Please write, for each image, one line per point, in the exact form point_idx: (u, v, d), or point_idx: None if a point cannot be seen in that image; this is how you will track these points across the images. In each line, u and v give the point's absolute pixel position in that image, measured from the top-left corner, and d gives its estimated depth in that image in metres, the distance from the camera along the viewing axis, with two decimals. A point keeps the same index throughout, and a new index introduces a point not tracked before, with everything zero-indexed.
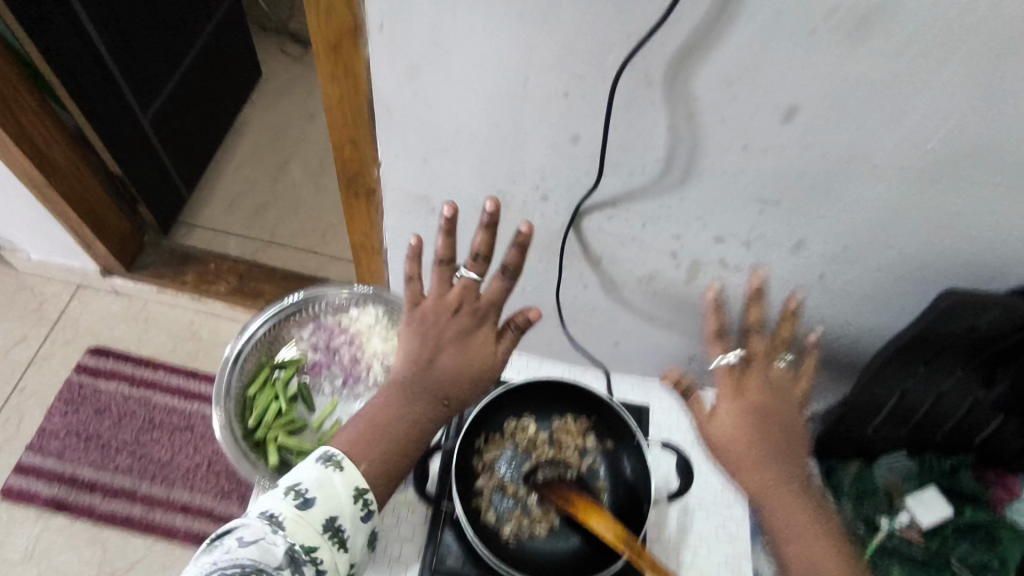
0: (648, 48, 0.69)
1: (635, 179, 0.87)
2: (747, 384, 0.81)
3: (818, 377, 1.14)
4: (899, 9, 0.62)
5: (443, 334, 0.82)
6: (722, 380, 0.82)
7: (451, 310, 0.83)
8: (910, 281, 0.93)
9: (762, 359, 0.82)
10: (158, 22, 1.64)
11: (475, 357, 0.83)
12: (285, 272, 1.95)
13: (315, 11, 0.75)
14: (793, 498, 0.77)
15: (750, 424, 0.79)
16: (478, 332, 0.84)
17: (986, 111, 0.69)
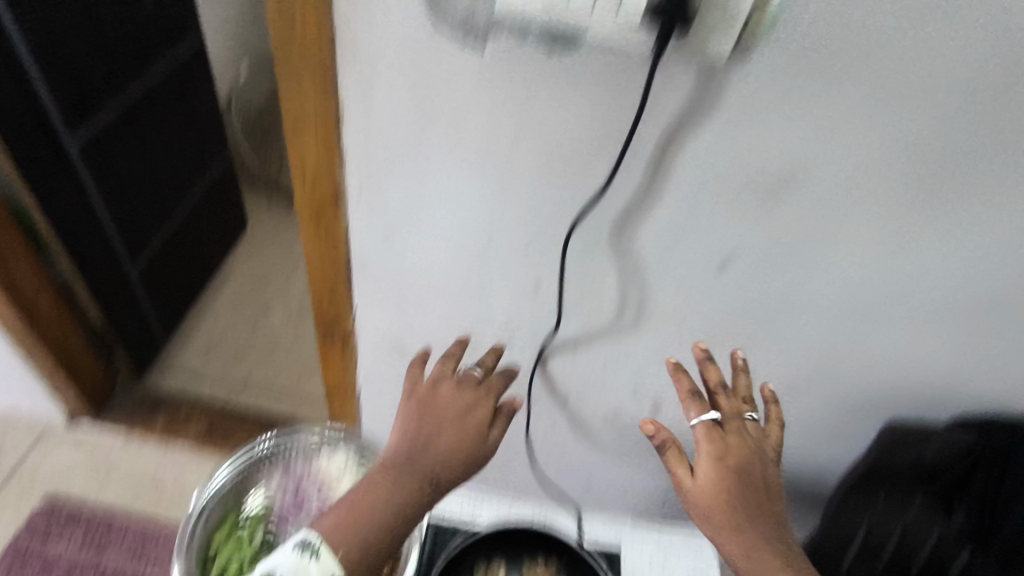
0: (593, 213, 0.79)
1: (593, 322, 0.94)
2: (729, 445, 0.70)
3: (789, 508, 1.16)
4: (799, 183, 0.73)
5: (441, 408, 0.76)
6: (701, 438, 0.71)
7: (450, 389, 0.77)
8: (858, 411, 1.00)
9: (735, 417, 0.73)
10: (157, 181, 1.77)
11: (475, 438, 0.74)
12: (259, 415, 1.94)
13: (302, 184, 0.86)
14: (781, 572, 0.67)
15: (733, 489, 0.68)
16: (477, 410, 0.76)
17: (891, 262, 0.79)
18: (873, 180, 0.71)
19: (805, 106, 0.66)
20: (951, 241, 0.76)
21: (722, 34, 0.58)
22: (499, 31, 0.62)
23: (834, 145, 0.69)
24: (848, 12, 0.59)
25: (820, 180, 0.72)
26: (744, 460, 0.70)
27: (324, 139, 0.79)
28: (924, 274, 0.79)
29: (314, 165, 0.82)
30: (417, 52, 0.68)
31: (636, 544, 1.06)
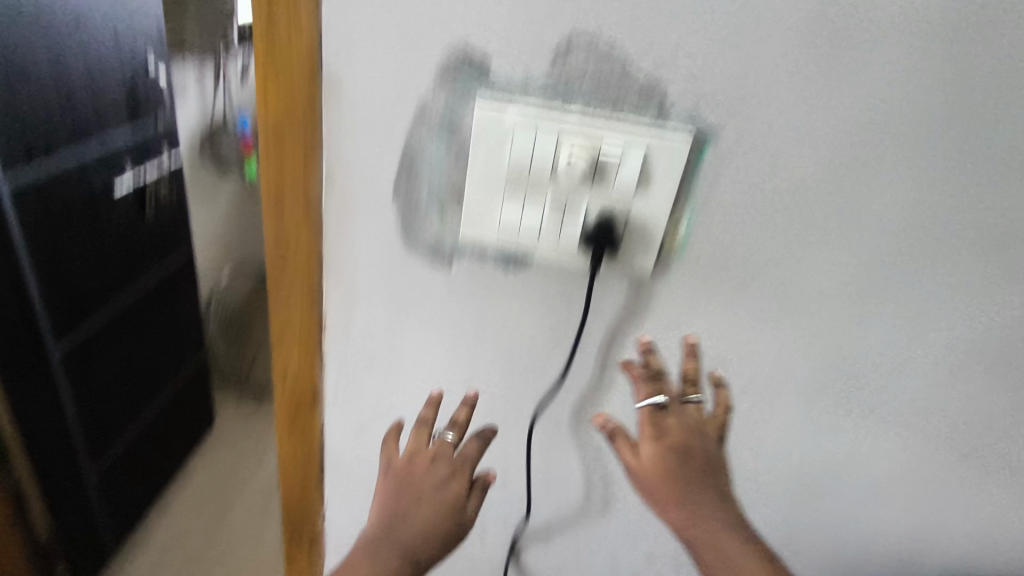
0: (552, 406, 0.87)
1: (562, 509, 0.96)
2: (668, 426, 0.73)
3: None
4: (729, 374, 0.82)
5: (416, 479, 0.72)
6: (643, 420, 0.74)
7: (427, 461, 0.74)
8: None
9: (678, 400, 0.76)
10: (132, 384, 1.82)
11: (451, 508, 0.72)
12: None
13: (281, 390, 0.91)
14: (735, 547, 0.67)
15: (674, 469, 0.70)
16: (455, 481, 0.74)
17: (824, 439, 0.87)
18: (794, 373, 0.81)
19: (721, 312, 0.77)
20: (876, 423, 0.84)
21: (641, 257, 0.72)
22: (462, 255, 0.76)
23: (756, 343, 0.79)
24: (742, 244, 0.72)
25: (749, 371, 0.82)
26: (683, 438, 0.73)
27: (307, 348, 0.87)
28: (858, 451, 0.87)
29: (295, 370, 0.89)
30: (394, 276, 0.79)
31: None
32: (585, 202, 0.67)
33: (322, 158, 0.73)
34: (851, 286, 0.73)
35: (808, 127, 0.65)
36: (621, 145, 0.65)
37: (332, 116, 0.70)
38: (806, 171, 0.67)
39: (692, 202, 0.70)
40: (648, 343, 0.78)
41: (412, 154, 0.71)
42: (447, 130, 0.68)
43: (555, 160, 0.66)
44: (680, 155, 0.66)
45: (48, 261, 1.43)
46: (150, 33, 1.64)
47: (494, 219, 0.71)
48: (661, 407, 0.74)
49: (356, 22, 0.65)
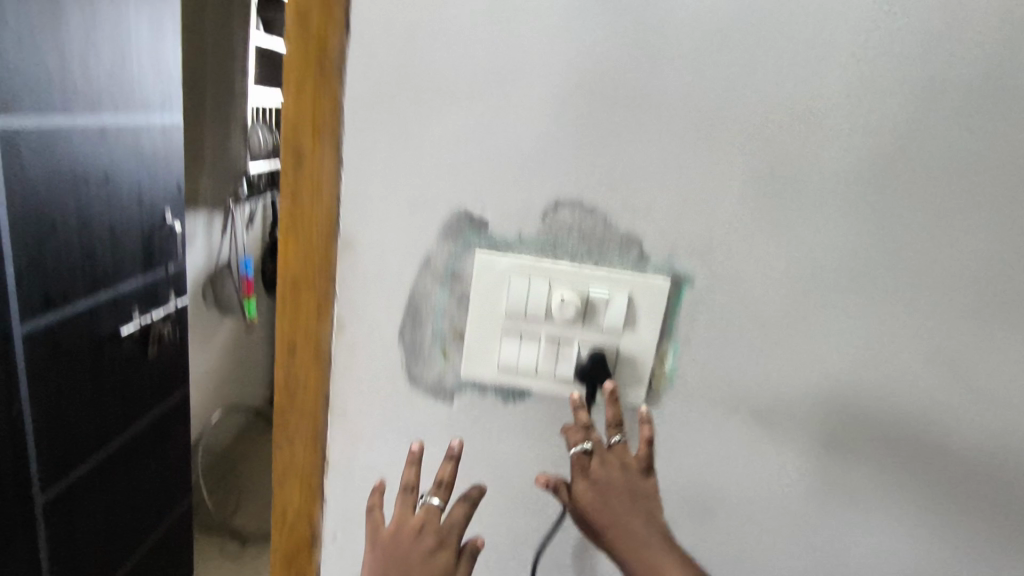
0: (552, 542, 0.86)
1: None
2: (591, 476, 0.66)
3: None
4: (725, 503, 0.83)
5: (399, 555, 0.59)
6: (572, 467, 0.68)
7: (414, 533, 0.61)
8: None
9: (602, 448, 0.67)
10: (110, 535, 1.75)
11: None
12: None
13: (280, 533, 0.90)
14: None
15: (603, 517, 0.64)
16: (441, 554, 0.60)
17: None
18: (793, 503, 0.82)
19: (713, 439, 0.80)
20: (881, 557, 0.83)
21: (633, 388, 0.77)
22: (464, 390, 0.80)
23: (752, 473, 0.81)
24: (725, 373, 0.77)
25: (747, 502, 0.83)
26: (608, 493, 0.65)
27: (307, 489, 0.87)
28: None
29: (294, 513, 0.89)
30: (397, 414, 0.82)
31: None
32: (577, 339, 0.74)
33: (333, 307, 0.79)
34: (834, 413, 0.77)
35: (773, 269, 0.73)
36: (607, 289, 0.73)
37: (346, 269, 0.77)
38: (776, 307, 0.74)
39: (675, 337, 0.76)
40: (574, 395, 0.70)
41: (418, 299, 0.77)
42: (450, 278, 0.76)
43: (549, 302, 0.73)
44: (660, 296, 0.73)
45: (46, 408, 1.44)
46: (168, 189, 1.79)
47: (494, 356, 0.76)
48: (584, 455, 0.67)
49: (372, 190, 0.74)
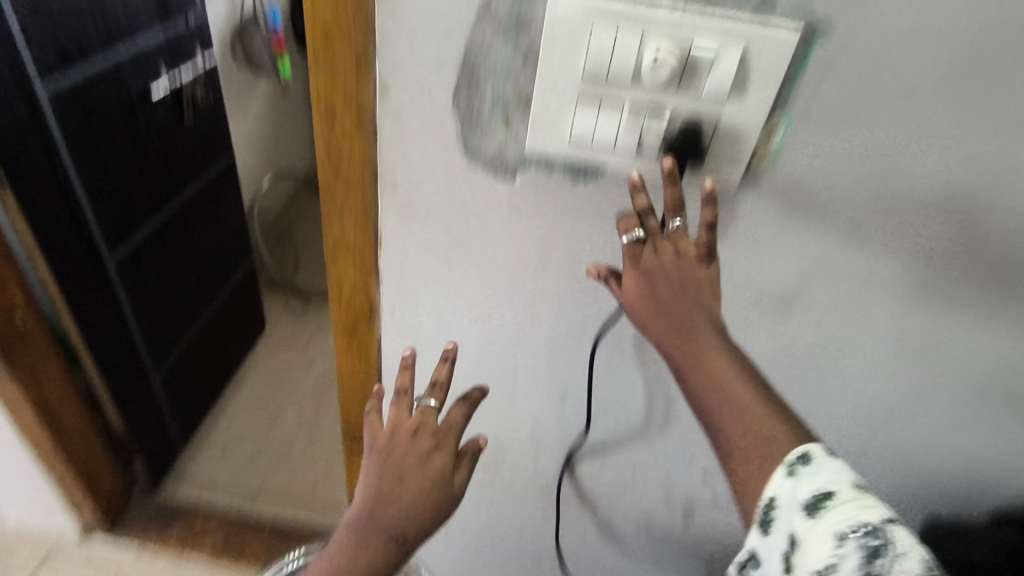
0: (615, 326, 0.84)
1: (620, 429, 0.97)
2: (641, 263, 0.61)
3: None
4: (811, 296, 0.77)
5: (398, 461, 0.67)
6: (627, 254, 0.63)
7: (407, 435, 0.69)
8: (905, 500, 1.01)
9: (657, 234, 0.61)
10: (181, 286, 1.82)
11: (436, 482, 0.67)
12: (273, 526, 1.79)
13: (338, 303, 0.90)
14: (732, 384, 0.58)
15: (648, 303, 0.61)
16: (437, 455, 0.68)
17: (909, 366, 0.82)
18: (884, 301, 0.75)
19: (810, 230, 0.71)
20: (964, 355, 0.79)
21: (728, 170, 0.65)
22: (527, 167, 0.70)
23: (847, 269, 0.73)
24: (843, 154, 0.64)
25: (831, 301, 0.76)
26: (655, 290, 0.60)
27: (361, 266, 0.84)
28: (941, 381, 0.83)
29: (350, 286, 0.87)
30: (454, 190, 0.74)
31: None
32: (669, 108, 0.60)
33: (374, 64, 0.66)
34: (965, 202, 0.66)
35: (942, 16, 0.55)
36: (718, 42, 0.56)
37: (385, 12, 0.62)
38: (932, 68, 0.58)
39: (790, 108, 0.62)
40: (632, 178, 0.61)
41: (474, 54, 0.63)
42: (516, 26, 0.61)
43: (639, 58, 0.58)
44: (786, 52, 0.57)
45: (94, 175, 1.42)
46: None
47: (566, 127, 0.64)
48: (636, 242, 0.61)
49: None
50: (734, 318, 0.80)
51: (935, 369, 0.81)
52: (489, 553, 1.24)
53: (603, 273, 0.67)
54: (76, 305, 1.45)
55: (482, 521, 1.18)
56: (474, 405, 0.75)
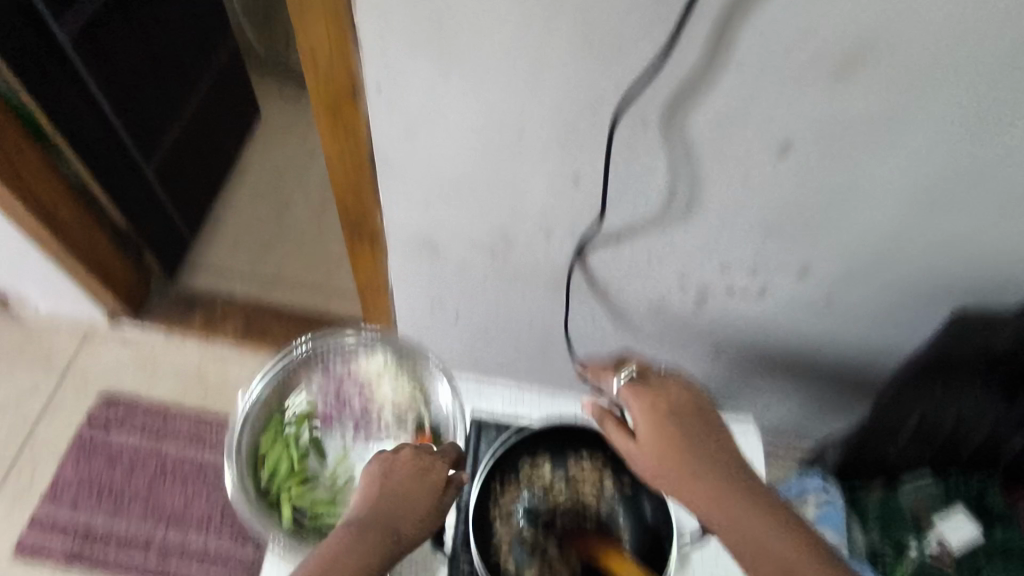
0: (642, 96, 0.75)
1: (638, 213, 0.90)
2: (660, 397, 0.78)
3: (817, 385, 1.22)
4: (881, 42, 0.67)
5: (398, 481, 0.70)
6: (637, 398, 0.78)
7: (407, 459, 0.72)
8: (931, 293, 0.98)
9: (652, 375, 0.81)
10: (156, 68, 1.55)
11: (430, 503, 0.69)
12: (291, 311, 1.75)
13: (315, 75, 0.81)
14: (738, 484, 0.72)
15: (673, 421, 0.76)
16: (431, 475, 0.71)
17: (973, 130, 0.74)
18: (982, 21, 0.64)
19: None
20: None
21: None
22: None
23: None
24: None
25: (914, 33, 0.65)
26: (674, 415, 0.77)
27: (332, 16, 0.73)
28: (1008, 135, 0.74)
29: (325, 53, 0.78)
30: None
31: None
32: None
33: None
34: None
35: None
36: None
37: None
38: None
39: None
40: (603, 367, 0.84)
41: None
42: None
43: None
44: None
45: None
46: None
47: None
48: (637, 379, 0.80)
49: None
50: (789, 67, 0.70)
51: (1000, 132, 0.74)
52: (499, 344, 1.24)
53: (598, 412, 0.78)
54: (36, 87, 1.25)
55: (492, 313, 1.16)
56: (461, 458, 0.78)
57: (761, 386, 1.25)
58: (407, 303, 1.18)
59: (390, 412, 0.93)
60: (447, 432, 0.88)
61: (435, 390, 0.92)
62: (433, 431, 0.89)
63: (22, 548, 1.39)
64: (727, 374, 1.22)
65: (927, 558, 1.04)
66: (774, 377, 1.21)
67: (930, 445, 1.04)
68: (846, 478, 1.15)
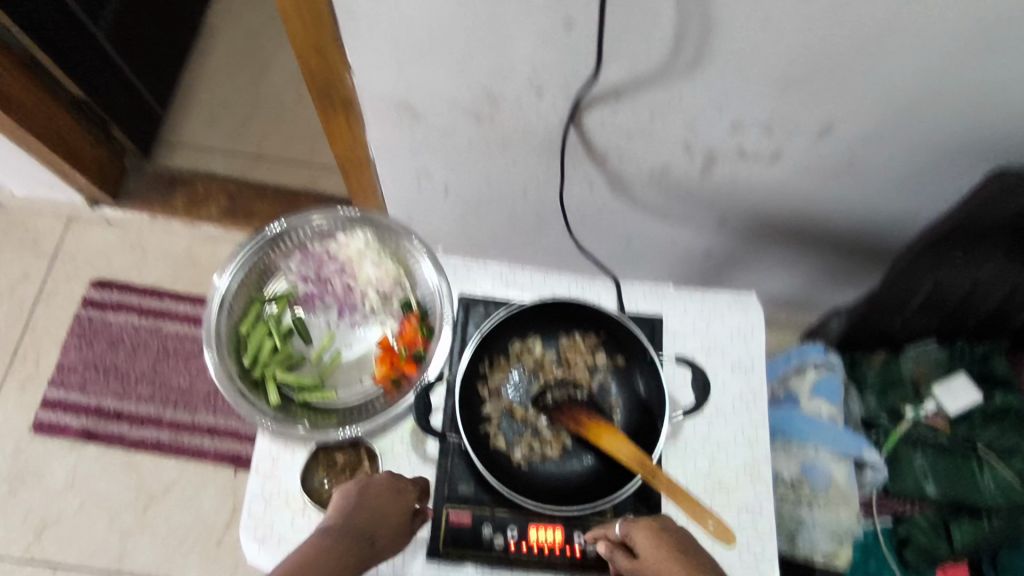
0: None
1: (640, 66, 0.79)
2: (662, 536, 0.68)
3: (828, 255, 1.15)
4: None
5: (375, 499, 0.70)
6: (637, 535, 0.69)
7: (385, 480, 0.72)
8: (965, 150, 0.88)
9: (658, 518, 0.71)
10: None
11: (400, 521, 0.70)
12: (277, 188, 1.64)
13: None
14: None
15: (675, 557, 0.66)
16: (405, 498, 0.72)
17: None
18: None
19: None
20: None
21: None
22: None
23: None
24: None
25: None
26: (678, 552, 0.66)
27: None
28: None
29: None
30: None
31: (679, 315, 0.93)
32: None
33: None
34: None
35: None
36: None
37: None
38: None
39: None
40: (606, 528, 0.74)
41: None
42: None
43: None
44: None
45: None
46: None
47: None
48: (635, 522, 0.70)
49: None
50: None
51: None
52: (494, 219, 1.17)
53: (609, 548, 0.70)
54: None
55: (484, 185, 1.08)
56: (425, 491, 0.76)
57: (771, 258, 1.19)
58: (392, 179, 1.10)
59: (375, 293, 0.89)
60: (434, 310, 0.86)
61: (420, 270, 0.88)
62: (419, 310, 0.87)
63: (38, 427, 1.43)
64: (735, 245, 1.16)
65: (921, 422, 1.04)
66: (785, 247, 1.15)
67: (941, 313, 0.99)
68: (849, 350, 1.12)
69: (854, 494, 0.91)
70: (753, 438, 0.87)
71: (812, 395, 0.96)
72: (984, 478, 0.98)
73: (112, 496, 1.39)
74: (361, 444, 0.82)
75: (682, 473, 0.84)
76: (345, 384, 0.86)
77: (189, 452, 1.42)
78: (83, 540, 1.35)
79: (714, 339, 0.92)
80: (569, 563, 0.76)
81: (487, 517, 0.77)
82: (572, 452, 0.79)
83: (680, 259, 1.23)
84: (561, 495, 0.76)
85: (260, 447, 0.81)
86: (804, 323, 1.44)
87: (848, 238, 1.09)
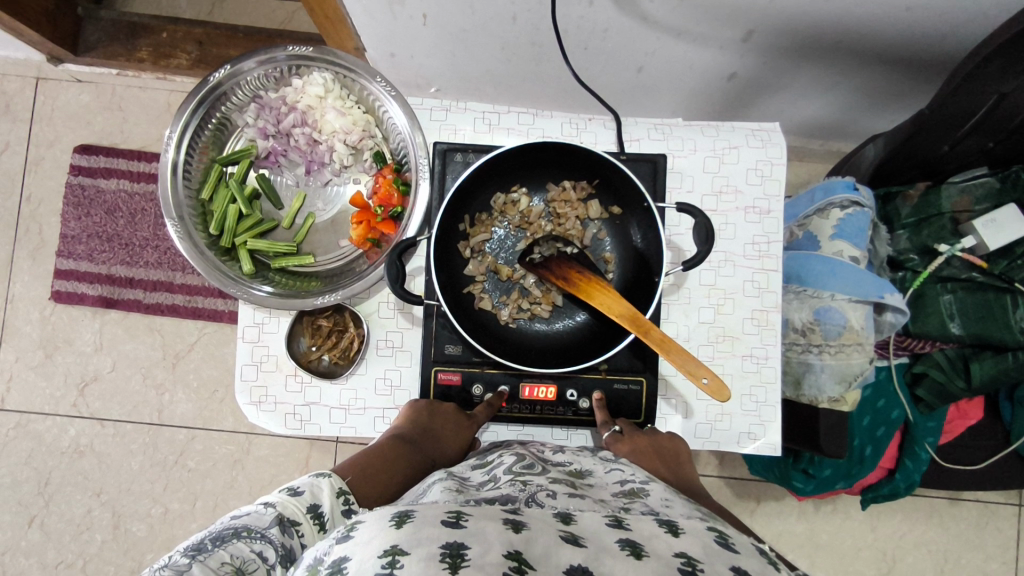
0: None
1: None
2: (638, 449, 0.71)
3: (890, 69, 0.96)
4: None
5: (440, 423, 0.71)
6: (618, 446, 0.71)
7: (452, 410, 0.73)
8: None
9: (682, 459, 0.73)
10: None
11: (461, 447, 0.72)
12: (247, 27, 1.40)
13: None
14: None
15: (644, 465, 0.69)
16: (469, 430, 0.73)
17: None
18: None
19: None
20: None
21: None
22: None
23: None
24: None
25: None
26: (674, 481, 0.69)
27: None
28: None
29: None
30: None
31: (686, 152, 0.82)
32: None
33: None
34: None
35: None
36: None
37: None
38: None
39: None
40: (602, 415, 0.75)
41: None
42: None
43: None
44: None
45: None
46: None
47: None
48: (620, 436, 0.73)
49: None
50: None
51: None
52: (484, 53, 0.99)
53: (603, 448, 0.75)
54: None
55: (466, 12, 0.87)
56: (492, 405, 0.75)
57: (809, 77, 1.02)
58: (362, 11, 0.87)
59: (342, 145, 0.83)
60: (409, 162, 0.78)
61: (388, 116, 0.78)
62: (393, 163, 0.82)
63: (57, 296, 1.43)
64: (767, 65, 0.98)
65: (955, 257, 0.95)
66: (829, 65, 0.97)
67: (999, 133, 0.85)
68: (882, 186, 1.03)
69: (870, 338, 0.85)
70: (764, 286, 0.81)
71: (833, 234, 0.88)
72: (1016, 313, 0.92)
73: (143, 358, 1.43)
74: (345, 309, 0.80)
75: (682, 323, 0.81)
76: (322, 248, 0.86)
77: (205, 315, 1.43)
78: (123, 397, 1.43)
79: (725, 177, 0.82)
80: (565, 418, 0.77)
81: (478, 377, 0.76)
82: (563, 310, 0.75)
83: (702, 84, 1.06)
84: (550, 354, 0.73)
85: (243, 314, 0.78)
86: (840, 151, 1.30)
87: (913, 48, 0.90)
